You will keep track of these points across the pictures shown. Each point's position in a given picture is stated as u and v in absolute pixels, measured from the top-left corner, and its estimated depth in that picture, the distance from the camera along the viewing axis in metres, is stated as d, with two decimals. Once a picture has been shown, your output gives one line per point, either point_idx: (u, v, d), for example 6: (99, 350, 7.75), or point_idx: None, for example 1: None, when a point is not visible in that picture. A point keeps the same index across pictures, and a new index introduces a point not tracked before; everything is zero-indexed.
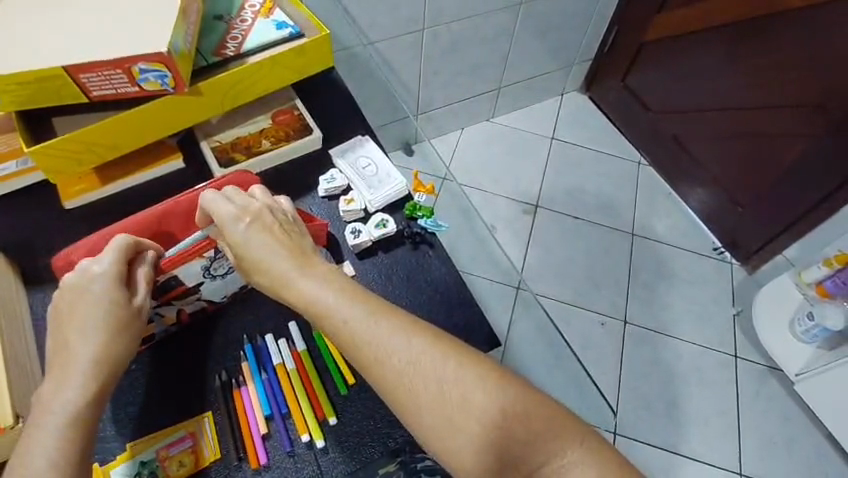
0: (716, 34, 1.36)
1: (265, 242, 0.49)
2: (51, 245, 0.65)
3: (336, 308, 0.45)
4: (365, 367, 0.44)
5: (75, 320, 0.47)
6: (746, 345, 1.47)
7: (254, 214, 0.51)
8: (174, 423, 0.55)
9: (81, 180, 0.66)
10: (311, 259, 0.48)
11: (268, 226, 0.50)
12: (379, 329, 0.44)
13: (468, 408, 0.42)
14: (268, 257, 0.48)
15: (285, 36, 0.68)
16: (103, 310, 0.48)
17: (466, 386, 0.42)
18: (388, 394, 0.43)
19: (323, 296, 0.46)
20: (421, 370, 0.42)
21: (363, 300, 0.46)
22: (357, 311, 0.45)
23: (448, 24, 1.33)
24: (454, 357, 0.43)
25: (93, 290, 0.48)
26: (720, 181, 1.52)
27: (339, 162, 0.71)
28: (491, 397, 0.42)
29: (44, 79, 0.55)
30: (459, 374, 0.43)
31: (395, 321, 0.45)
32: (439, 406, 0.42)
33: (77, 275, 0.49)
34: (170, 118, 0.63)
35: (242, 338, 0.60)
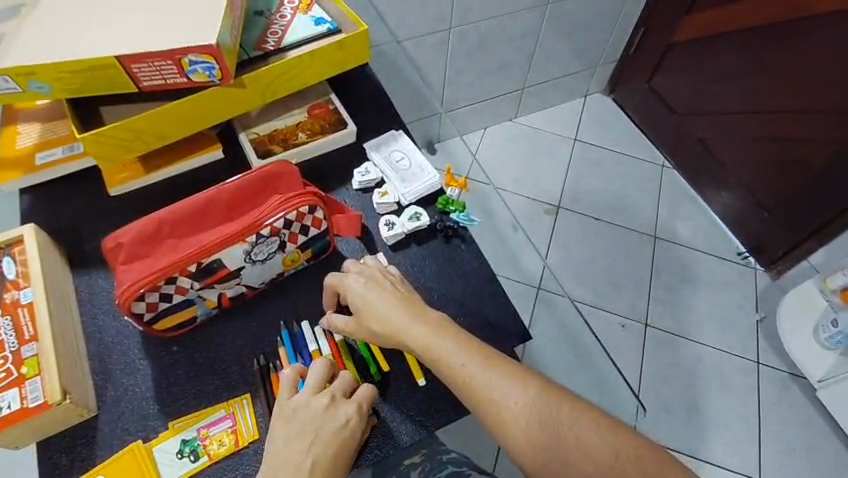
0: (745, 36, 1.35)
1: (379, 291, 0.55)
2: (96, 230, 0.67)
3: (438, 343, 0.52)
4: (485, 410, 0.48)
5: (304, 439, 0.50)
6: (769, 351, 1.45)
7: (369, 273, 0.57)
8: (213, 403, 0.57)
9: (126, 168, 0.69)
10: (424, 311, 0.54)
11: (379, 281, 0.56)
12: (494, 374, 0.49)
13: (549, 432, 0.46)
14: (387, 308, 0.54)
15: (323, 31, 0.70)
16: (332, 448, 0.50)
17: (549, 411, 0.47)
18: (510, 436, 0.47)
19: (439, 343, 0.52)
20: (510, 398, 0.48)
21: (477, 348, 0.51)
22: (472, 357, 0.51)
23: (475, 23, 1.34)
24: (566, 402, 0.48)
25: (334, 424, 0.51)
26: (745, 185, 1.51)
27: (373, 155, 0.72)
28: (570, 423, 0.46)
29: (98, 68, 0.57)
30: (540, 400, 0.48)
31: (507, 367, 0.50)
32: (521, 427, 0.47)
33: (316, 398, 0.52)
34: (214, 109, 0.65)
35: (280, 323, 0.61)
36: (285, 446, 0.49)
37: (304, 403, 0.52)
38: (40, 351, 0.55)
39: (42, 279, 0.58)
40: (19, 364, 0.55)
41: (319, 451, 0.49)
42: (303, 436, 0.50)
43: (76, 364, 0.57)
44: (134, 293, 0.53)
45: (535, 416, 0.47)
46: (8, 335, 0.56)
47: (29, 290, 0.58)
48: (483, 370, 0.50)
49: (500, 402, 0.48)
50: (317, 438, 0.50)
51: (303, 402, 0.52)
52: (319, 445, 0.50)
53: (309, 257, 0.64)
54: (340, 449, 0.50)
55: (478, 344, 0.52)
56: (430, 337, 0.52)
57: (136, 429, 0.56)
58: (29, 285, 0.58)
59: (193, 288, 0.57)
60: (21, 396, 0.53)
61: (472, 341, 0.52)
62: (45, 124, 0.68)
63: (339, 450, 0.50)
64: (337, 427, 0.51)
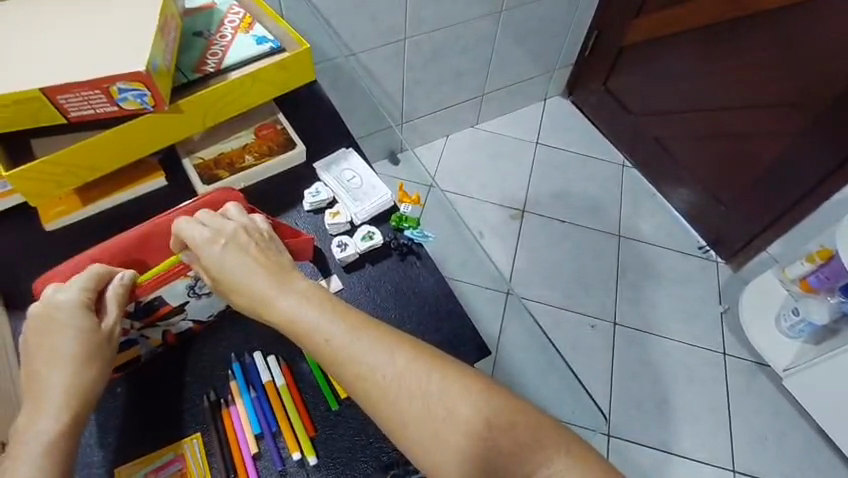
0: (694, 36, 1.38)
1: (251, 263, 0.49)
2: (32, 269, 0.64)
3: (306, 311, 0.47)
4: (356, 386, 0.44)
5: (52, 343, 0.47)
6: (734, 343, 1.48)
7: (229, 237, 0.51)
8: (161, 445, 0.55)
9: (61, 201, 0.66)
10: (290, 278, 0.49)
11: (244, 247, 0.51)
12: (363, 344, 0.45)
13: (447, 417, 0.43)
14: (248, 277, 0.49)
15: (265, 51, 0.68)
16: (72, 340, 0.48)
17: (416, 382, 0.44)
18: (383, 414, 0.43)
19: (305, 315, 0.47)
20: (381, 368, 0.44)
21: (347, 318, 0.47)
22: (340, 328, 0.46)
23: (430, 32, 1.33)
24: (442, 373, 0.44)
25: (62, 323, 0.48)
26: (703, 181, 1.54)
27: (324, 175, 0.71)
28: (445, 396, 0.43)
29: (20, 102, 0.55)
30: (437, 382, 0.44)
31: (379, 336, 0.46)
32: (420, 417, 0.43)
33: (70, 298, 0.49)
34: (151, 136, 0.62)
35: (231, 356, 0.59)
36: (33, 354, 0.47)
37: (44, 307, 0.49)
38: None
39: None
40: None
41: (66, 356, 0.47)
42: (52, 338, 0.48)
43: None
44: None
45: (437, 400, 0.43)
46: None
47: None
48: (370, 352, 0.45)
49: (391, 386, 0.44)
50: (64, 339, 0.48)
51: (46, 305, 0.49)
52: (65, 348, 0.47)
53: None
54: (91, 348, 0.48)
55: (364, 320, 0.47)
56: (295, 307, 0.47)
57: None
58: None
59: (135, 328, 0.55)
60: None
61: (341, 307, 0.48)
62: None
63: (91, 356, 0.48)
64: (83, 324, 0.49)
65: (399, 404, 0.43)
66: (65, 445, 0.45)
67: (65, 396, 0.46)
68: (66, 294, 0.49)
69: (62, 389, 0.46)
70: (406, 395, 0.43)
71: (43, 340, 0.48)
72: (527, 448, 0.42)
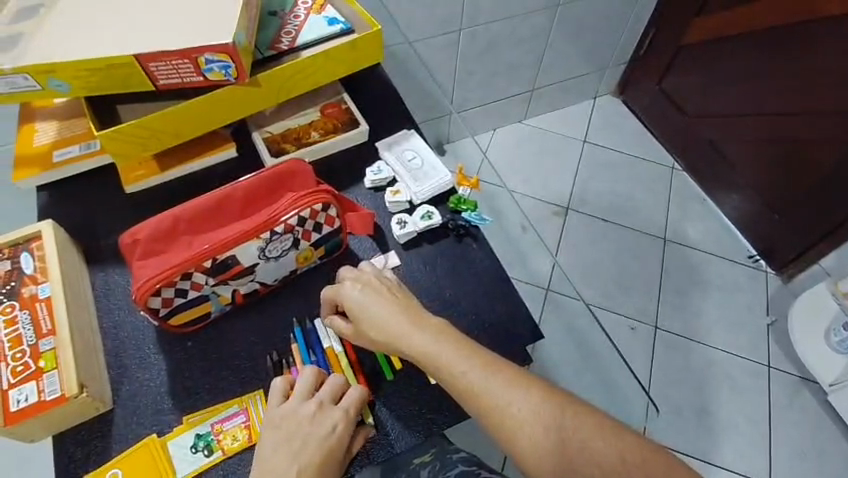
0: (758, 38, 1.34)
1: (378, 298, 0.54)
2: (111, 227, 0.68)
3: (438, 349, 0.51)
4: (492, 421, 0.47)
5: (298, 446, 0.51)
6: (780, 356, 1.44)
7: (364, 280, 0.56)
8: (226, 399, 0.58)
9: (141, 166, 0.69)
10: (420, 316, 0.53)
11: (375, 287, 0.56)
12: (495, 380, 0.48)
13: (546, 435, 0.45)
14: (386, 316, 0.53)
15: (336, 31, 0.70)
16: (321, 455, 0.51)
17: (550, 416, 0.45)
18: (518, 446, 0.45)
19: (438, 352, 0.51)
20: (514, 403, 0.46)
21: (476, 355, 0.50)
22: (472, 364, 0.49)
23: (485, 24, 1.34)
24: (572, 410, 0.46)
25: (325, 438, 0.52)
26: (757, 188, 1.50)
27: (385, 154, 0.73)
28: (576, 432, 0.45)
29: (116, 67, 0.58)
30: (540, 403, 0.46)
31: (509, 375, 0.48)
32: (520, 432, 0.45)
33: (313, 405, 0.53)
34: (229, 108, 0.65)
35: (293, 321, 0.62)
36: (278, 452, 0.50)
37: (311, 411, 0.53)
38: (57, 345, 0.56)
39: (59, 275, 0.59)
40: (36, 358, 0.56)
41: (307, 460, 0.50)
42: (294, 442, 0.51)
43: (91, 358, 0.58)
44: (150, 288, 0.54)
45: (571, 434, 0.45)
46: (26, 329, 0.57)
47: (46, 285, 0.59)
48: (477, 373, 0.49)
49: (497, 404, 0.47)
50: (316, 447, 0.51)
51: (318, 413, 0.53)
52: (307, 454, 0.51)
53: (322, 254, 0.64)
54: (328, 457, 0.51)
55: (477, 348, 0.51)
56: (428, 345, 0.51)
57: (150, 423, 0.57)
58: (47, 280, 0.59)
59: (209, 284, 0.57)
60: (38, 389, 0.54)
61: (470, 345, 0.51)
62: (62, 123, 0.69)
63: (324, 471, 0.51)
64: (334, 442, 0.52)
65: (533, 437, 0.45)
66: None
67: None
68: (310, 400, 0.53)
69: None
70: (510, 413, 0.46)
71: (297, 442, 0.51)
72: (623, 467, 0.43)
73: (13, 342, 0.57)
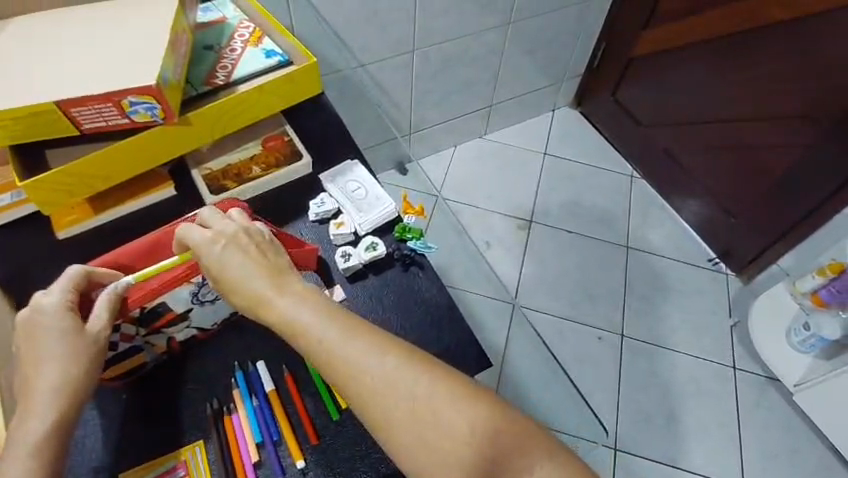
0: (703, 48, 1.38)
1: (234, 256, 0.49)
2: (44, 275, 0.65)
3: (300, 314, 0.46)
4: (352, 392, 0.43)
5: (39, 342, 0.48)
6: (745, 357, 1.46)
7: (228, 237, 0.51)
8: (164, 452, 0.55)
9: (74, 210, 0.67)
10: (286, 280, 0.48)
11: (245, 247, 0.50)
12: (356, 347, 0.43)
13: (436, 425, 0.41)
14: (245, 276, 0.48)
15: (273, 64, 0.70)
16: (59, 339, 0.48)
17: (411, 389, 0.42)
18: (376, 420, 0.42)
19: (300, 316, 0.46)
20: (377, 372, 0.42)
21: (342, 320, 0.45)
22: (335, 332, 0.44)
23: (439, 44, 1.35)
24: (433, 379, 0.43)
25: (52, 324, 0.49)
26: (713, 192, 1.53)
27: (329, 186, 0.72)
28: (437, 403, 0.42)
29: (35, 114, 0.56)
30: (385, 362, 0.43)
31: (372, 340, 0.44)
32: (362, 395, 0.42)
33: (52, 300, 0.50)
34: (161, 147, 0.64)
35: (234, 364, 0.60)
36: (27, 354, 0.48)
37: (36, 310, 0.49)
38: None
39: None
40: None
41: (54, 354, 0.48)
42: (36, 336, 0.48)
43: None
44: None
45: (429, 406, 0.41)
46: None
47: None
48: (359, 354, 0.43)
49: (381, 390, 0.42)
50: (50, 336, 0.48)
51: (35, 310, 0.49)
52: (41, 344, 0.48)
53: None
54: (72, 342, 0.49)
55: (355, 320, 0.46)
56: (290, 309, 0.46)
57: None
58: None
59: (140, 335, 0.56)
60: None
61: (339, 311, 0.46)
62: None
63: (69, 353, 0.48)
64: (73, 327, 0.49)
65: (392, 411, 0.42)
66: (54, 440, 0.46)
67: (57, 390, 0.47)
68: (49, 298, 0.50)
69: (47, 385, 0.47)
70: (395, 399, 0.42)
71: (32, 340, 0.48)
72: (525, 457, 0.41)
73: None
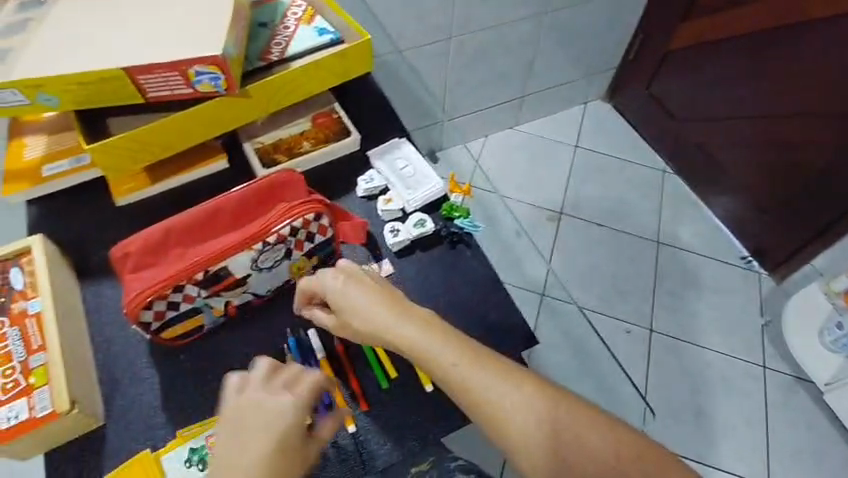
0: (744, 42, 1.35)
1: (358, 288, 0.51)
2: (103, 241, 0.67)
3: (429, 347, 0.48)
4: (491, 425, 0.45)
5: (268, 453, 0.43)
6: (775, 356, 1.44)
7: (349, 269, 0.53)
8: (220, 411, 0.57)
9: (132, 178, 0.69)
10: (408, 309, 0.50)
11: (367, 279, 0.52)
12: (489, 379, 0.46)
13: (546, 435, 0.44)
14: (372, 308, 0.50)
15: (325, 42, 0.71)
16: (283, 456, 0.43)
17: (547, 416, 0.45)
18: (516, 449, 0.44)
19: (429, 348, 0.48)
20: (513, 403, 0.45)
21: (469, 350, 0.48)
22: (467, 363, 0.47)
23: (475, 32, 1.35)
24: (566, 405, 0.45)
25: (278, 430, 0.44)
26: (747, 190, 1.51)
27: (378, 163, 0.73)
28: (575, 431, 0.44)
29: (105, 80, 0.58)
30: (518, 393, 0.45)
31: (500, 370, 0.47)
32: (503, 425, 0.45)
33: (290, 407, 0.45)
34: (220, 119, 0.65)
35: (287, 331, 0.61)
36: (243, 461, 0.42)
37: (264, 403, 0.45)
38: (47, 361, 0.55)
39: (48, 290, 0.58)
40: (27, 374, 0.55)
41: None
42: (252, 429, 0.44)
43: (83, 374, 0.57)
44: (143, 301, 0.54)
45: (568, 432, 0.44)
46: (16, 345, 0.56)
47: (36, 300, 0.58)
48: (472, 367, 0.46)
49: (495, 402, 0.45)
50: (278, 447, 0.43)
51: (272, 407, 0.45)
52: (264, 455, 0.43)
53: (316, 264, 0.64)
54: (289, 450, 0.44)
55: (466, 337, 0.48)
56: (418, 342, 0.48)
57: (143, 438, 0.56)
58: (37, 295, 0.59)
59: (201, 296, 0.57)
60: (29, 406, 0.53)
61: (463, 340, 0.48)
62: (52, 136, 0.69)
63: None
64: (297, 446, 0.44)
65: (533, 440, 0.44)
66: None
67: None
68: (287, 402, 0.45)
69: None
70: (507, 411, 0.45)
71: (255, 442, 0.43)
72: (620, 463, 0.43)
73: (3, 359, 0.56)
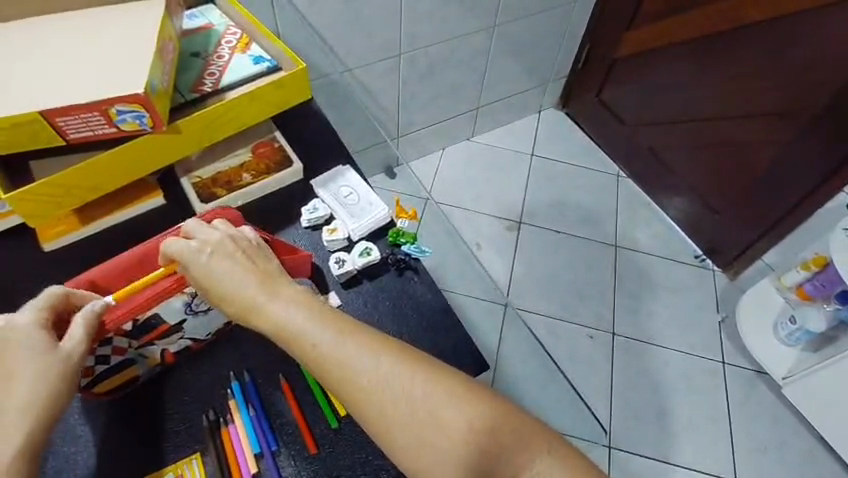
0: (685, 49, 1.40)
1: (223, 263, 0.49)
2: (32, 290, 0.64)
3: (290, 317, 0.45)
4: (346, 396, 0.43)
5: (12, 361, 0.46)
6: (733, 351, 1.48)
7: (216, 244, 0.50)
8: (161, 465, 0.54)
9: (61, 222, 0.66)
10: (276, 283, 0.48)
11: (231, 253, 0.50)
12: (347, 348, 0.43)
13: (444, 425, 0.41)
14: (234, 283, 0.48)
15: (262, 71, 0.69)
16: (27, 358, 0.46)
17: (402, 387, 0.42)
18: (372, 423, 0.42)
19: (291, 317, 0.45)
20: (367, 373, 0.42)
21: (331, 320, 0.45)
22: (326, 334, 0.44)
23: (425, 48, 1.36)
24: (425, 375, 0.43)
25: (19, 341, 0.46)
26: (697, 190, 1.56)
27: (321, 192, 0.72)
28: (434, 403, 0.41)
29: (20, 125, 0.55)
30: (373, 362, 0.43)
31: (360, 338, 0.44)
32: (358, 396, 0.42)
33: (29, 319, 0.48)
34: (150, 156, 0.63)
35: (230, 374, 0.59)
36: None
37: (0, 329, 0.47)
38: None
39: None
40: None
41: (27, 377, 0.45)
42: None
43: None
44: None
45: (424, 404, 0.41)
46: None
47: None
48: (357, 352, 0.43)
49: (353, 375, 0.42)
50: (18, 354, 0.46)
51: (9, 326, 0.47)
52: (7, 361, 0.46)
53: None
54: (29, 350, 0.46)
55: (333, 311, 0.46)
56: (280, 313, 0.46)
57: None
58: None
59: (133, 348, 0.55)
60: None
61: (326, 311, 0.46)
62: None
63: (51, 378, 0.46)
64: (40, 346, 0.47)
65: (389, 412, 0.41)
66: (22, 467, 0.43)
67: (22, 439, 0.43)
68: (22, 318, 0.48)
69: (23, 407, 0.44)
70: (399, 400, 0.42)
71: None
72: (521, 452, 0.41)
73: None
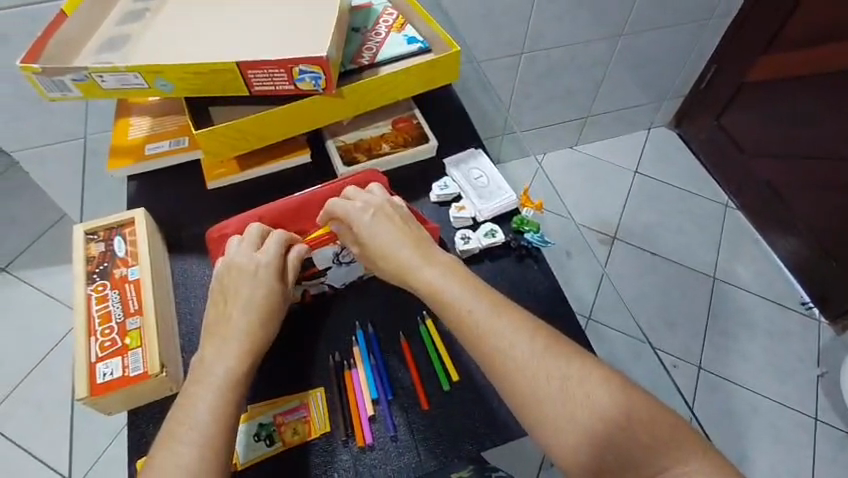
0: (825, 81, 1.32)
1: (388, 226, 0.57)
2: (194, 221, 0.71)
3: (449, 286, 0.53)
4: (494, 366, 0.49)
5: (248, 292, 0.55)
6: (827, 408, 1.38)
7: (380, 208, 0.59)
8: (288, 393, 0.60)
9: (223, 164, 0.74)
10: (431, 253, 0.56)
11: (392, 218, 0.58)
12: (500, 321, 0.50)
13: (586, 401, 0.46)
14: (394, 247, 0.56)
15: (414, 50, 0.73)
16: (259, 294, 0.55)
17: (550, 367, 0.47)
18: (510, 388, 0.48)
19: (448, 287, 0.53)
20: (516, 344, 0.49)
21: (487, 295, 0.52)
22: (481, 305, 0.51)
23: (547, 50, 1.36)
24: (575, 360, 0.48)
25: (256, 275, 0.56)
26: (812, 232, 1.45)
27: (452, 171, 0.75)
28: (580, 381, 0.47)
29: (217, 72, 0.62)
30: (523, 339, 0.49)
31: (515, 319, 0.50)
32: (504, 358, 0.48)
33: (270, 258, 0.57)
34: (313, 116, 0.69)
35: (355, 324, 0.64)
36: (231, 297, 0.55)
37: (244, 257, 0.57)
38: (142, 325, 0.59)
39: (147, 258, 0.63)
40: (123, 335, 0.59)
41: (260, 310, 0.55)
42: (229, 289, 0.55)
43: (171, 342, 0.60)
44: None
45: (578, 387, 0.46)
46: (115, 307, 0.61)
47: (136, 268, 0.63)
48: (508, 329, 0.50)
49: (510, 353, 0.48)
50: (253, 288, 0.55)
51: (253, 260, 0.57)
52: (246, 290, 0.55)
53: None
54: (264, 286, 0.56)
55: (485, 289, 0.53)
56: (437, 281, 0.53)
57: None
58: (137, 264, 0.63)
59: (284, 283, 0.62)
60: (123, 365, 0.57)
61: (477, 285, 0.53)
62: (155, 119, 0.75)
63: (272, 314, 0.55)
64: (272, 285, 0.56)
65: (534, 382, 0.47)
66: (241, 384, 0.51)
67: (243, 362, 0.52)
68: (265, 254, 0.57)
69: (245, 334, 0.53)
70: (538, 372, 0.47)
71: (236, 288, 0.55)
72: (675, 450, 0.45)
73: (102, 317, 0.60)
